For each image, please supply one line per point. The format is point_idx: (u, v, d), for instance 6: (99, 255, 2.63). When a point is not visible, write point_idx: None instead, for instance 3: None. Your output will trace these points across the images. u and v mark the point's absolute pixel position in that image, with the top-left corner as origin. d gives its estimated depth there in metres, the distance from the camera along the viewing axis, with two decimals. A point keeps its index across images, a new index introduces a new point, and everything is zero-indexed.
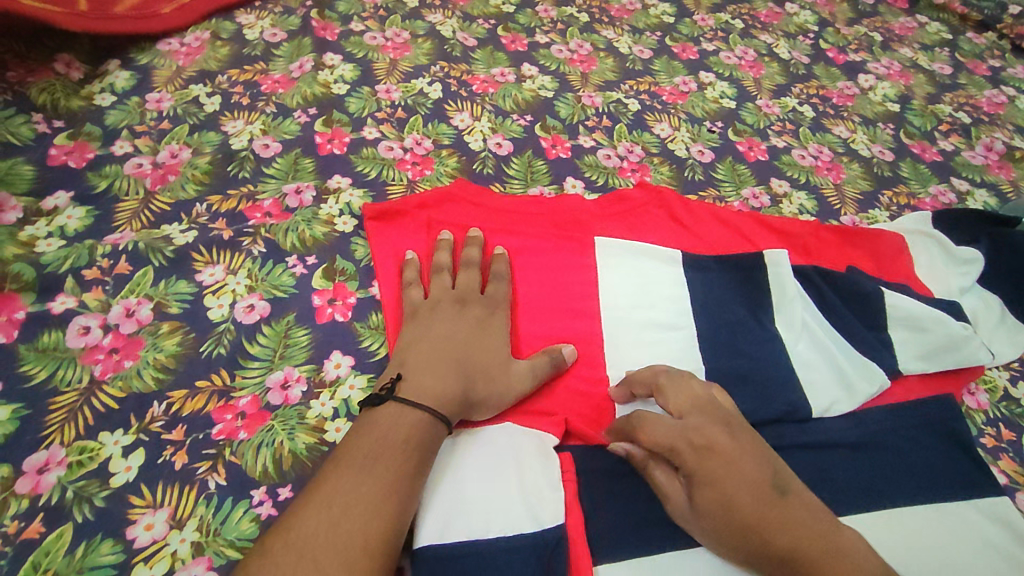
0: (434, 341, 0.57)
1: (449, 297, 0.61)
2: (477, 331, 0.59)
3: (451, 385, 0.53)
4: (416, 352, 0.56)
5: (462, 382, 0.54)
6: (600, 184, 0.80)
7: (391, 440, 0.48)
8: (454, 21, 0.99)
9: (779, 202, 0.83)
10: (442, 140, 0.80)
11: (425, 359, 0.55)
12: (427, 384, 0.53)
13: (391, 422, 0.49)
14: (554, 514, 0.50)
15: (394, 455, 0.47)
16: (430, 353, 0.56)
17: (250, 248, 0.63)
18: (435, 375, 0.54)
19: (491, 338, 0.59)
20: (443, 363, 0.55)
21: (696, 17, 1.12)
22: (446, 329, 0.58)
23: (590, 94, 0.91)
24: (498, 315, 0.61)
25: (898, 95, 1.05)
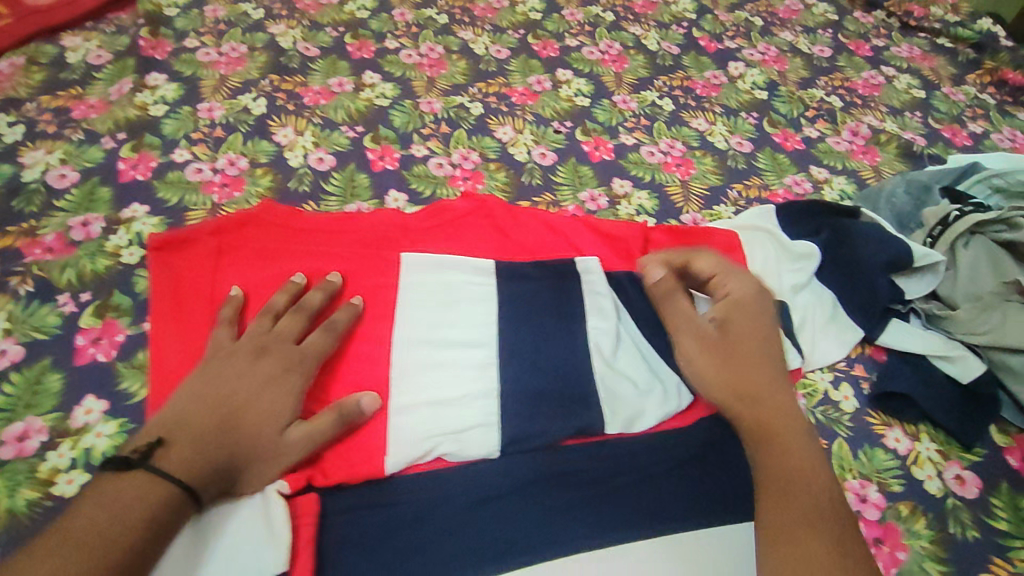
0: (209, 395, 0.53)
1: (251, 345, 0.57)
2: (264, 385, 0.55)
3: (208, 446, 0.50)
4: (199, 403, 0.52)
5: (222, 449, 0.51)
6: (425, 196, 0.77)
7: (137, 510, 0.45)
8: (297, 31, 0.97)
9: (617, 204, 0.80)
10: (258, 159, 0.78)
11: (198, 413, 0.52)
12: (184, 453, 0.49)
13: (136, 489, 0.46)
14: (278, 563, 0.50)
15: (132, 521, 0.44)
16: (203, 406, 0.52)
17: (18, 287, 0.63)
18: (195, 442, 0.50)
19: (279, 396, 0.55)
20: (211, 419, 0.52)
21: (565, 12, 1.09)
22: (231, 384, 0.54)
23: (430, 100, 0.89)
24: (294, 372, 0.56)
25: (768, 81, 1.02)
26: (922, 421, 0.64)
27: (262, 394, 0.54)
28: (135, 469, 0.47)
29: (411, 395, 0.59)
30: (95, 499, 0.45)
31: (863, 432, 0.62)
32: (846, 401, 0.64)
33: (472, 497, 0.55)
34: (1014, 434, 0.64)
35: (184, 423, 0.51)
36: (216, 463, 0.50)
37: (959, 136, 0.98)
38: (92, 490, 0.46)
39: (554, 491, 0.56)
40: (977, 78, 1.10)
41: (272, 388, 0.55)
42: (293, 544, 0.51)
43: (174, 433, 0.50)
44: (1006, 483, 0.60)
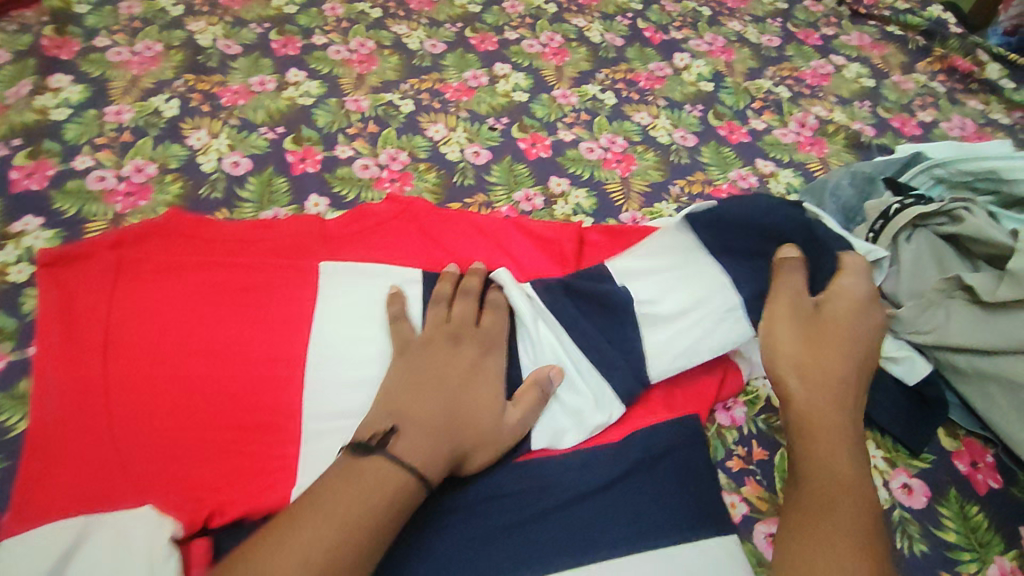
0: (430, 384, 0.52)
1: (444, 333, 0.56)
2: (471, 372, 0.54)
3: (443, 439, 0.48)
4: (411, 393, 0.51)
5: (450, 445, 0.49)
6: (349, 199, 0.73)
7: (384, 498, 0.44)
8: (218, 28, 0.92)
9: (553, 203, 0.76)
10: (168, 164, 0.73)
11: (422, 402, 0.50)
12: (423, 441, 0.48)
13: (377, 478, 0.44)
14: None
15: (382, 513, 0.43)
16: (424, 396, 0.51)
17: None
18: (429, 430, 0.49)
19: (480, 383, 0.53)
20: (439, 410, 0.50)
21: (505, 5, 1.06)
22: (439, 370, 0.53)
23: (357, 98, 0.85)
24: (492, 357, 0.56)
25: (713, 73, 0.99)
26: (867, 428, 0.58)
27: (469, 379, 0.53)
28: (372, 456, 0.46)
29: (323, 421, 0.54)
30: (339, 482, 0.44)
31: None
32: None
33: None
34: (963, 437, 0.59)
35: (408, 416, 0.49)
36: (449, 456, 0.48)
37: (908, 125, 0.96)
38: (342, 472, 0.45)
39: (474, 520, 0.51)
40: (927, 65, 1.08)
41: (481, 378, 0.54)
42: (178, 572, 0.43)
43: (409, 425, 0.48)
44: (955, 489, 0.55)
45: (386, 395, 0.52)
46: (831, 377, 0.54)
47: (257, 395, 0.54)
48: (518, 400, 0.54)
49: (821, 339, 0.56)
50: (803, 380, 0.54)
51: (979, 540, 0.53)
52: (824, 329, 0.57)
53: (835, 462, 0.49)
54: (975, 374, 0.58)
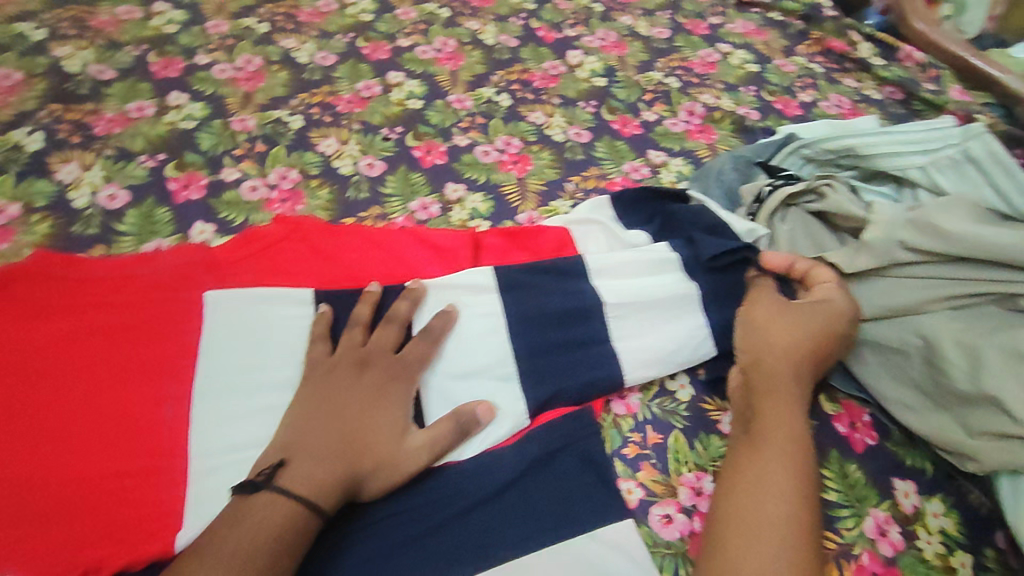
0: (334, 415, 0.52)
1: (351, 358, 0.56)
2: (374, 397, 0.53)
3: (336, 466, 0.48)
4: (307, 422, 0.51)
5: (341, 474, 0.48)
6: (237, 224, 0.71)
7: (271, 536, 0.44)
8: (89, 53, 0.88)
9: (449, 210, 0.76)
10: (35, 203, 0.69)
11: (318, 434, 0.50)
12: (309, 472, 0.48)
13: (264, 514, 0.45)
14: None
15: (263, 555, 0.43)
16: (317, 425, 0.51)
17: None
18: (319, 459, 0.49)
19: (387, 407, 0.53)
20: (335, 440, 0.50)
21: (397, 12, 1.05)
22: (340, 399, 0.53)
23: (244, 117, 0.83)
24: (400, 380, 0.55)
25: (605, 68, 1.02)
26: None
27: (372, 403, 0.53)
28: (259, 494, 0.46)
29: (214, 457, 0.53)
30: (228, 531, 0.44)
31: (702, 421, 0.60)
32: (683, 389, 0.62)
33: None
34: (841, 399, 0.61)
35: (306, 445, 0.50)
36: (342, 482, 0.48)
37: (791, 106, 1.00)
38: (227, 514, 0.46)
39: (374, 540, 0.49)
40: (807, 48, 1.14)
41: (386, 403, 0.53)
42: None
43: (301, 456, 0.49)
44: (835, 449, 0.58)
45: (281, 428, 0.52)
46: (789, 357, 0.56)
47: (140, 438, 0.52)
48: (430, 429, 0.53)
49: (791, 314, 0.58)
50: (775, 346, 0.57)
51: (857, 496, 0.55)
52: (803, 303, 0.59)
53: (789, 426, 0.52)
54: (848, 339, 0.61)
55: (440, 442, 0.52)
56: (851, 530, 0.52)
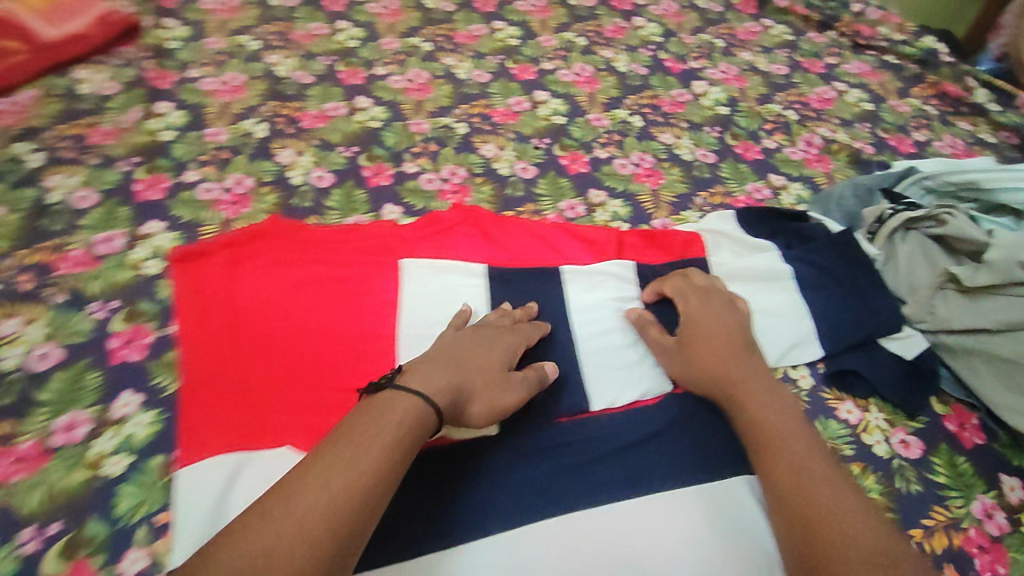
0: (445, 350, 0.59)
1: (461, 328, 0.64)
2: (482, 342, 0.62)
3: (450, 376, 0.55)
4: (422, 355, 0.58)
5: (458, 382, 0.55)
6: (418, 208, 0.84)
7: (381, 437, 0.47)
8: (292, 61, 1.02)
9: (594, 211, 0.87)
10: (264, 178, 0.83)
11: (432, 356, 0.57)
12: (431, 378, 0.53)
13: (393, 413, 0.48)
14: None
15: (387, 449, 0.46)
16: (435, 352, 0.59)
17: (53, 298, 0.68)
18: (437, 372, 0.54)
19: (494, 354, 0.61)
20: (448, 360, 0.57)
21: (540, 39, 1.17)
22: (453, 341, 0.61)
23: (418, 122, 0.95)
24: (509, 337, 0.64)
25: (729, 98, 1.11)
26: (872, 395, 0.69)
27: (480, 345, 0.61)
28: (382, 394, 0.50)
29: None
30: (347, 424, 0.48)
31: (820, 403, 0.68)
32: (804, 377, 0.70)
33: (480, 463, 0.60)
34: (952, 402, 0.69)
35: (419, 364, 0.55)
36: (453, 389, 0.54)
37: (905, 144, 1.07)
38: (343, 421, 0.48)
39: (552, 462, 0.61)
40: (921, 91, 1.20)
41: (490, 348, 0.61)
42: None
43: (417, 368, 0.54)
44: (945, 443, 0.66)
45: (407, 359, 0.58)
46: (733, 344, 0.64)
47: (359, 362, 0.66)
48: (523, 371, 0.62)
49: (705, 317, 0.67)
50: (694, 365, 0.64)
51: (965, 482, 0.63)
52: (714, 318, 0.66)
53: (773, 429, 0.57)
54: (963, 350, 0.69)
55: (530, 380, 0.62)
56: (960, 508, 0.60)
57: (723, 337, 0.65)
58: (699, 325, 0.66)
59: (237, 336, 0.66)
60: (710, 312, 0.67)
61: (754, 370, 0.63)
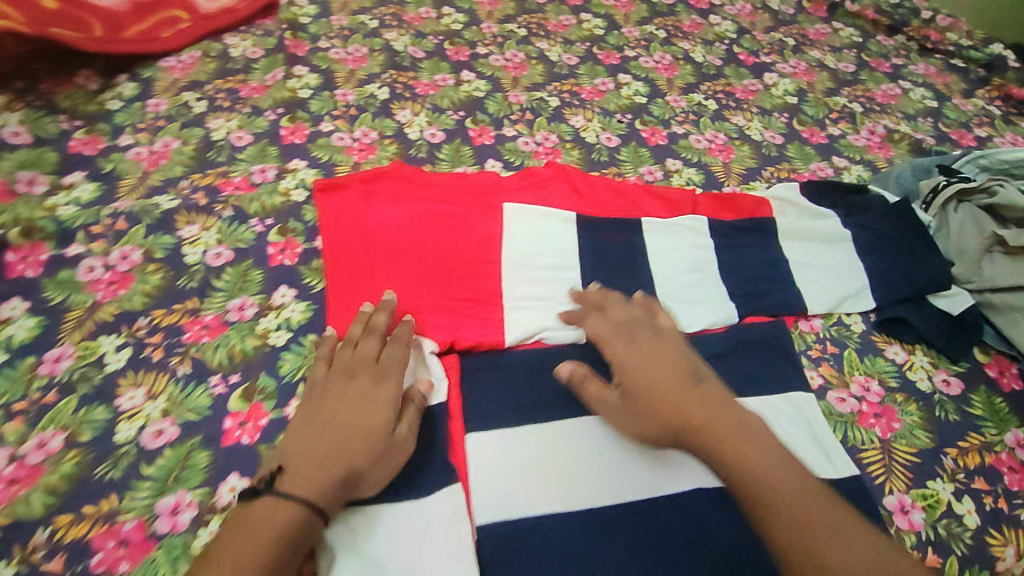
0: (332, 417, 0.59)
1: (348, 369, 0.64)
2: (359, 398, 0.61)
3: (330, 459, 0.56)
4: (303, 431, 0.59)
5: (343, 463, 0.56)
6: (516, 164, 0.96)
7: (273, 535, 0.51)
8: (407, 38, 1.15)
9: (670, 176, 0.97)
10: (385, 132, 0.97)
11: (308, 433, 0.59)
12: (305, 473, 0.55)
13: (263, 518, 0.52)
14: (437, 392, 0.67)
15: (264, 550, 0.50)
16: (310, 431, 0.59)
17: (222, 212, 0.82)
18: (312, 464, 0.56)
19: (376, 406, 0.61)
20: (322, 440, 0.58)
21: (624, 30, 1.27)
22: (333, 401, 0.61)
23: (516, 93, 1.08)
24: (388, 382, 0.63)
25: (797, 89, 1.19)
26: (918, 342, 0.78)
27: (357, 403, 0.60)
28: (259, 501, 0.53)
29: (519, 300, 0.77)
30: (235, 530, 0.51)
31: (871, 345, 0.77)
32: (856, 323, 0.79)
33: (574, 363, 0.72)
34: (993, 354, 0.78)
35: (295, 453, 0.57)
36: (332, 475, 0.55)
37: (965, 138, 1.14)
38: (234, 518, 0.53)
39: None
40: (986, 93, 1.26)
41: (373, 405, 0.61)
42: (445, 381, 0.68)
43: (292, 460, 0.56)
44: (984, 386, 0.75)
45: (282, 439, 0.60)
46: (683, 385, 0.60)
47: (472, 280, 0.78)
48: (405, 420, 0.62)
49: (642, 350, 0.65)
50: (651, 415, 0.60)
51: (1001, 417, 0.72)
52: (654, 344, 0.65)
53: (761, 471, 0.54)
54: (1006, 308, 0.77)
55: (414, 425, 0.62)
56: (992, 435, 0.70)
57: (676, 367, 0.62)
58: (633, 367, 0.63)
59: (371, 251, 0.79)
60: (648, 336, 0.67)
61: (715, 407, 0.58)
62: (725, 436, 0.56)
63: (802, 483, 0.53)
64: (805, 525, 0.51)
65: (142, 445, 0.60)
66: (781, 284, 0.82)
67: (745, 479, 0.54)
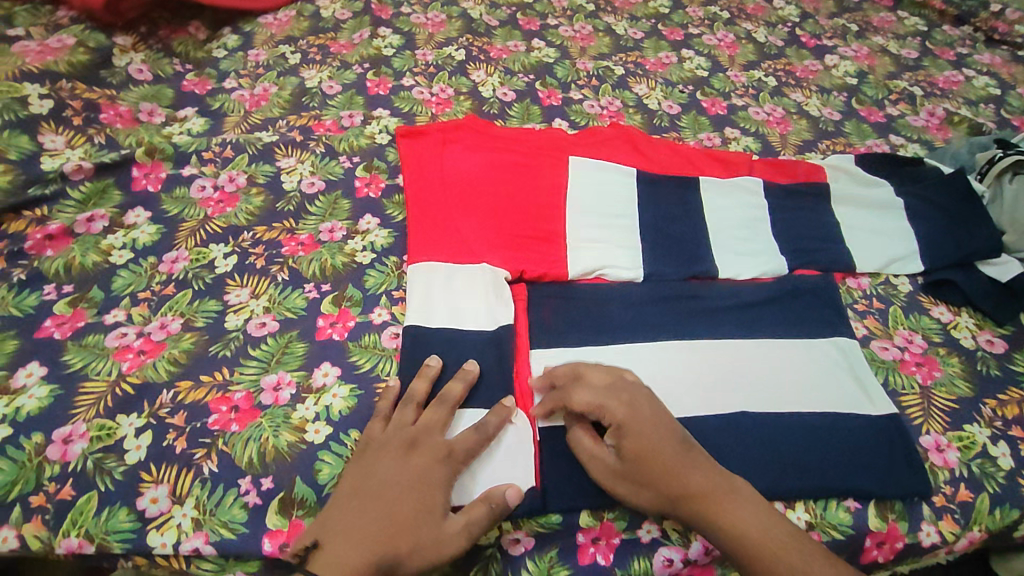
0: (377, 500, 0.55)
1: (407, 438, 0.59)
2: (413, 483, 0.56)
3: (369, 546, 0.52)
4: (346, 503, 0.55)
5: (382, 551, 0.52)
6: (581, 125, 1.02)
7: None
8: (483, 7, 1.22)
9: (728, 143, 1.01)
10: (461, 89, 1.04)
11: (350, 512, 0.55)
12: (341, 555, 0.51)
13: None
14: (507, 313, 0.73)
15: None
16: (354, 507, 0.55)
17: (315, 148, 0.90)
18: (350, 544, 0.52)
19: (431, 495, 0.56)
20: (370, 522, 0.54)
21: (689, 10, 1.31)
22: (381, 480, 0.56)
23: (584, 61, 1.13)
24: (447, 466, 0.58)
25: (858, 71, 1.21)
26: (964, 304, 0.81)
27: (409, 487, 0.56)
28: None
29: (581, 239, 0.83)
30: None
31: (915, 304, 0.80)
32: (903, 284, 0.82)
33: (629, 298, 0.77)
34: None
35: (337, 529, 0.53)
36: (372, 565, 0.51)
37: None
38: None
39: (686, 305, 0.77)
40: None
41: (426, 493, 0.56)
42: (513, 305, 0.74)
43: (332, 538, 0.53)
44: None
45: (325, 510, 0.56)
46: (674, 449, 0.58)
47: (539, 219, 0.84)
48: (465, 513, 0.56)
49: (635, 411, 0.61)
50: (648, 480, 0.57)
51: None
52: (628, 402, 0.61)
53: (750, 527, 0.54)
54: None
55: (474, 524, 0.55)
56: None
57: (666, 432, 0.59)
58: (626, 434, 0.59)
59: (447, 188, 0.85)
60: (627, 398, 0.61)
61: (707, 472, 0.57)
62: (715, 504, 0.55)
63: (799, 549, 0.53)
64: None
65: (247, 333, 0.69)
66: (834, 243, 0.84)
67: (741, 555, 0.53)
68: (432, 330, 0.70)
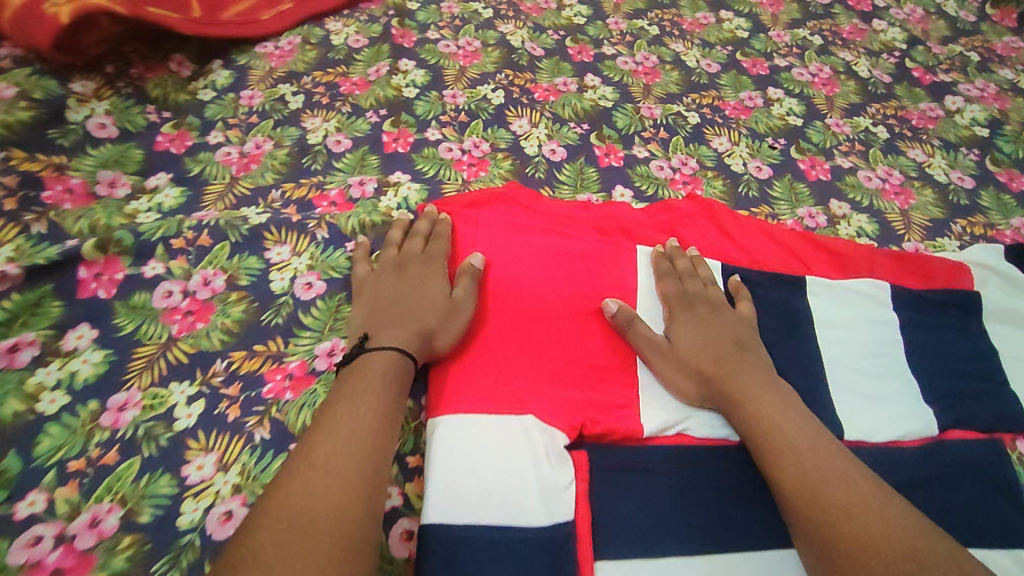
0: (398, 299, 0.63)
1: (394, 262, 0.67)
2: (419, 280, 0.65)
3: (410, 326, 0.60)
4: (368, 314, 0.62)
5: (419, 324, 0.61)
6: (649, 194, 0.81)
7: (378, 395, 0.54)
8: (524, 31, 1.01)
9: (837, 224, 0.80)
10: (499, 144, 0.84)
11: (379, 314, 0.62)
12: (389, 337, 0.59)
13: (364, 374, 0.55)
14: (565, 509, 0.55)
15: (377, 405, 0.53)
16: (383, 310, 0.62)
17: (315, 232, 0.71)
18: (393, 329, 0.60)
19: (432, 285, 0.65)
20: (398, 311, 0.62)
21: (772, 34, 1.08)
22: (392, 290, 0.64)
23: (649, 106, 0.92)
24: (437, 266, 0.67)
25: (989, 119, 0.98)
26: None
27: (417, 284, 0.65)
28: (357, 362, 0.57)
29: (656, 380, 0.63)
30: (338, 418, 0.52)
31: None
32: None
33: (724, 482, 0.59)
34: None
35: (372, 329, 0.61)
36: (416, 338, 0.60)
37: None
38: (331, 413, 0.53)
39: None
40: None
41: (431, 280, 0.65)
42: (574, 492, 0.56)
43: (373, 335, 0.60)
44: None
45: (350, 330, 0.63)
46: (725, 349, 0.62)
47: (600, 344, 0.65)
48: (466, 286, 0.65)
49: (701, 324, 0.64)
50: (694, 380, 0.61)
51: None
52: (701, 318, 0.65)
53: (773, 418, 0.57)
54: None
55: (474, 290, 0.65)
56: None
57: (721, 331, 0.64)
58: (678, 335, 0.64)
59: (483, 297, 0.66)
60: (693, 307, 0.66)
61: (756, 380, 0.60)
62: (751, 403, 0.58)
63: (813, 445, 0.55)
64: (811, 477, 0.52)
65: (207, 534, 0.52)
66: (982, 389, 0.66)
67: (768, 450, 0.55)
68: (461, 524, 0.53)
